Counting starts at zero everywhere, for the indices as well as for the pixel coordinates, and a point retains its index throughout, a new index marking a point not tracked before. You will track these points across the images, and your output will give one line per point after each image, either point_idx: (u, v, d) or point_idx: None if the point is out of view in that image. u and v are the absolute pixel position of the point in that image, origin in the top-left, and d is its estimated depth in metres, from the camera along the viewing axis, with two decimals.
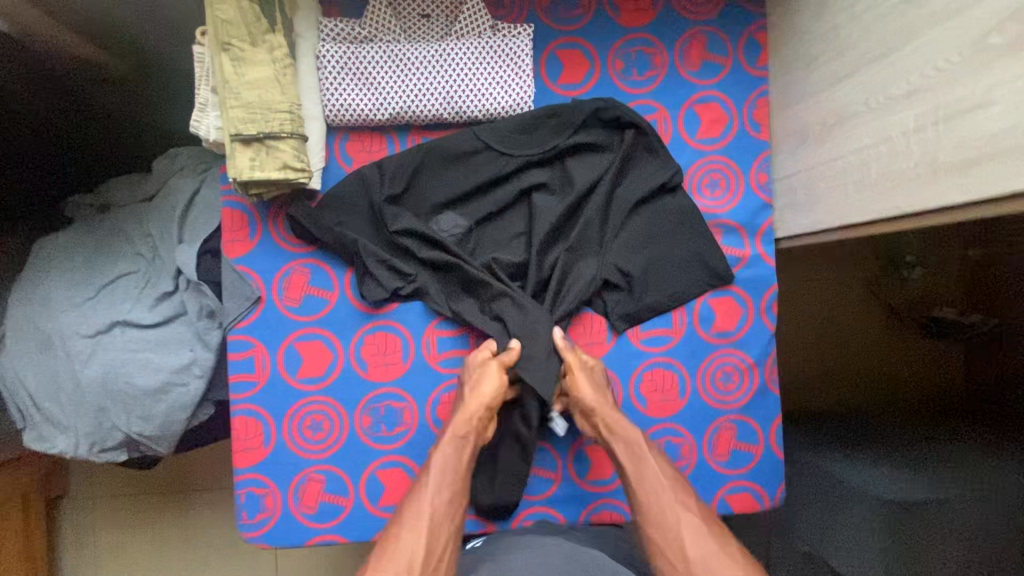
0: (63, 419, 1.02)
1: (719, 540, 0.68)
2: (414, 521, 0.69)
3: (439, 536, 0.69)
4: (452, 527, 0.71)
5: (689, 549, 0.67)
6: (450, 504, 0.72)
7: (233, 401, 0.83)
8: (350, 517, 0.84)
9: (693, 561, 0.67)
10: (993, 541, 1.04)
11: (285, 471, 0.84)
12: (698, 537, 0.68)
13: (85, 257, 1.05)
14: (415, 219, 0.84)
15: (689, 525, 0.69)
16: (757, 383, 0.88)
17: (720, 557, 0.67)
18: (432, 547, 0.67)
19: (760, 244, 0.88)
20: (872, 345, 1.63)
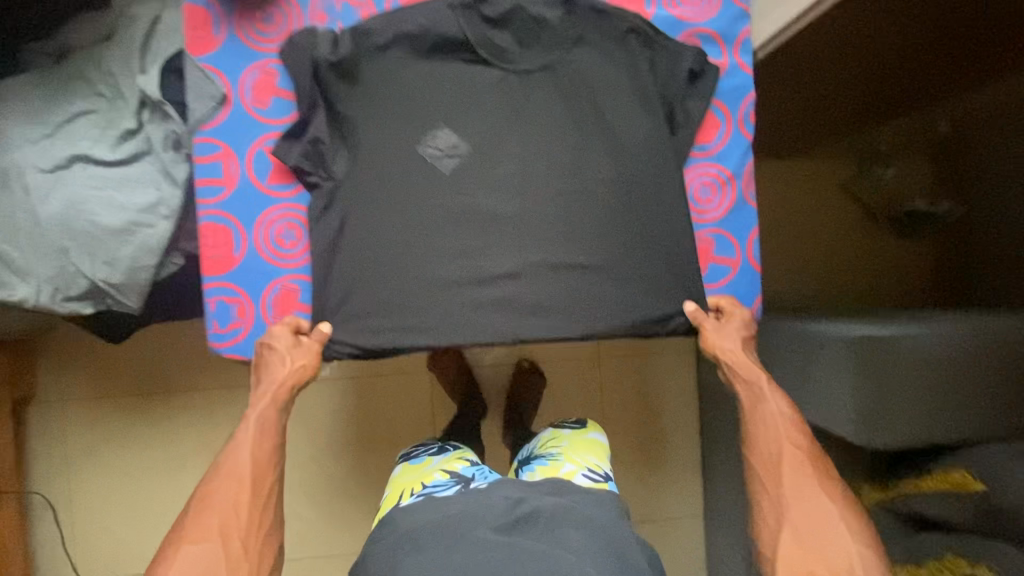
0: (23, 262, 0.98)
1: (809, 481, 0.78)
2: (231, 473, 0.74)
3: (264, 480, 0.75)
4: (275, 477, 0.76)
5: (785, 481, 0.78)
6: (274, 457, 0.77)
7: (200, 206, 0.80)
8: (252, 335, 0.82)
9: (787, 495, 0.77)
10: (969, 372, 1.04)
11: (258, 280, 0.82)
12: (804, 474, 0.78)
13: (43, 97, 1.01)
14: (388, 18, 0.82)
15: (789, 461, 0.79)
16: (734, 195, 0.88)
17: (813, 498, 0.76)
18: (257, 490, 0.74)
19: (738, 54, 0.87)
20: (837, 249, 1.55)
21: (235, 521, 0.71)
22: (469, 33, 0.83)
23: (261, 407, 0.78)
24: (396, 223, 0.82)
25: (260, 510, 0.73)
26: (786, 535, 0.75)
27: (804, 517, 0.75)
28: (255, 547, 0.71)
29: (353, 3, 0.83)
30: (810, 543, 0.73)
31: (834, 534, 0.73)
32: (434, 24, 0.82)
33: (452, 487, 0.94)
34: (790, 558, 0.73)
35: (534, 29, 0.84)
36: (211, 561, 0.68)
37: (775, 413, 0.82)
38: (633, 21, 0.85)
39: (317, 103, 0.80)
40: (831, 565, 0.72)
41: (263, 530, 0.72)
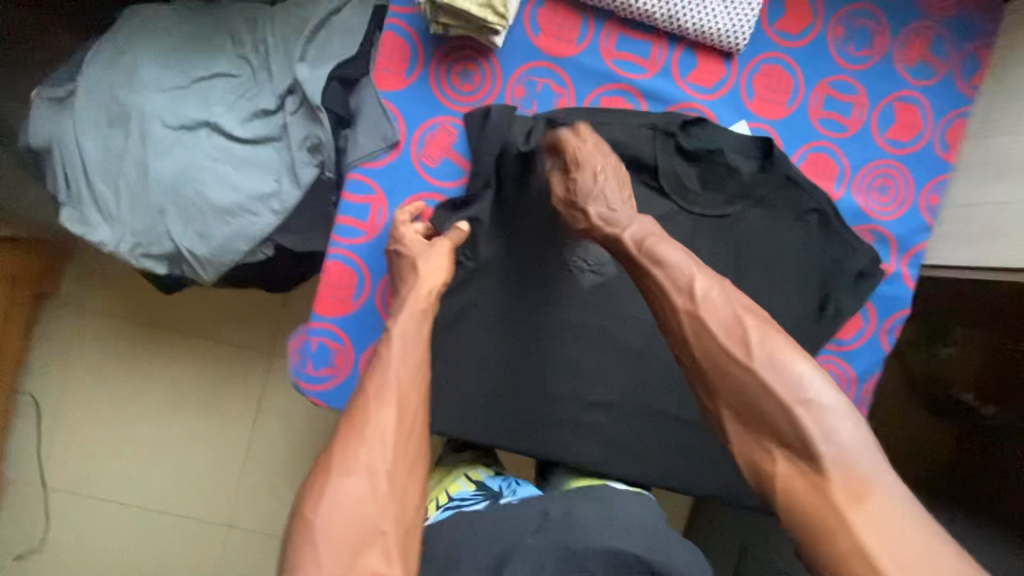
0: (114, 207, 0.92)
1: (720, 330, 0.57)
2: (379, 390, 0.60)
3: (409, 404, 0.61)
4: (421, 397, 0.62)
5: (691, 338, 0.59)
6: (419, 375, 0.63)
7: (333, 241, 0.76)
8: (340, 386, 0.78)
9: (704, 369, 0.57)
10: None
11: (365, 332, 0.78)
12: (755, 353, 0.55)
13: (182, 40, 0.94)
14: (584, 118, 0.76)
15: (692, 331, 0.58)
16: (852, 399, 0.85)
17: (740, 363, 0.55)
18: (404, 419, 0.60)
19: (905, 264, 0.84)
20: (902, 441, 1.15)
21: (384, 448, 0.57)
22: (660, 161, 0.77)
23: (402, 321, 0.67)
24: (518, 322, 0.80)
25: (406, 435, 0.59)
26: (727, 420, 0.56)
27: (734, 389, 0.55)
28: (401, 481, 0.56)
29: (554, 88, 0.77)
30: (754, 422, 0.54)
31: (779, 396, 0.53)
32: (630, 139, 0.76)
33: (480, 501, 0.77)
34: (740, 437, 0.55)
35: (724, 176, 0.79)
36: (362, 500, 0.54)
37: (667, 271, 0.62)
38: (820, 201, 0.81)
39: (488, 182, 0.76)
40: (784, 435, 0.52)
41: (410, 463, 0.57)
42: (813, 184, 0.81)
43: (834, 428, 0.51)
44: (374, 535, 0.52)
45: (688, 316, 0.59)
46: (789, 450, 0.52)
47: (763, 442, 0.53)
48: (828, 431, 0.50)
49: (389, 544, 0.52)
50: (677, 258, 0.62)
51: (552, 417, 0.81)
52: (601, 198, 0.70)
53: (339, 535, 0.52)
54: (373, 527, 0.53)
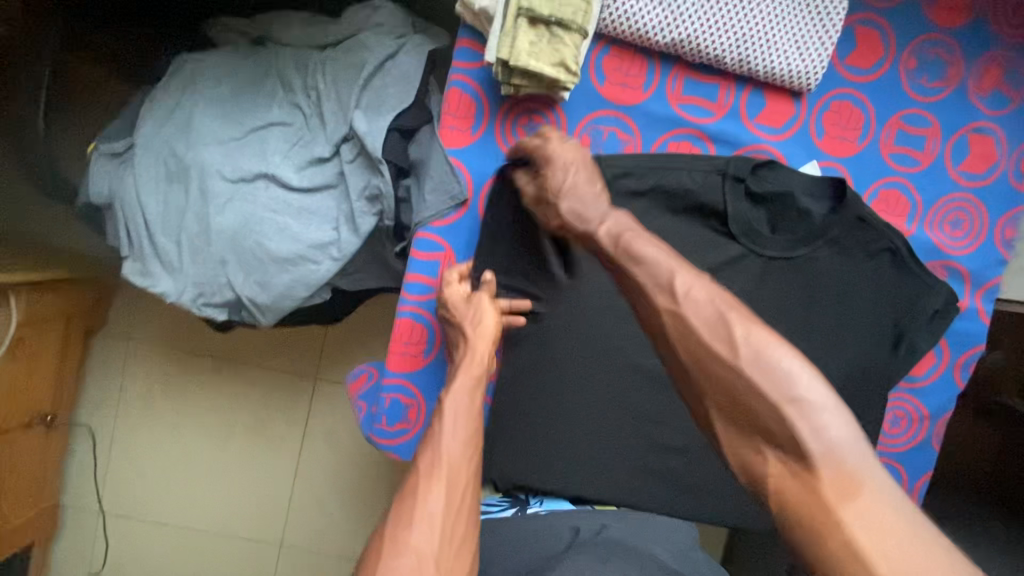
0: (175, 259, 0.93)
1: (703, 328, 0.52)
2: (430, 467, 0.60)
3: (459, 481, 0.60)
4: (472, 476, 0.61)
5: (672, 331, 0.54)
6: (472, 451, 0.63)
7: (403, 299, 0.76)
8: (413, 441, 0.78)
9: (692, 372, 0.52)
10: None
11: (436, 386, 0.78)
12: (745, 356, 0.50)
13: (235, 88, 0.94)
14: (651, 166, 0.75)
15: (673, 327, 0.54)
16: (923, 436, 0.84)
17: (725, 361, 0.51)
18: (452, 498, 0.58)
19: (979, 299, 0.82)
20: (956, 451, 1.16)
21: (433, 527, 0.55)
22: (730, 207, 0.76)
23: (456, 394, 0.67)
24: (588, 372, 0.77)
25: (454, 515, 0.57)
26: (713, 416, 0.51)
27: (720, 388, 0.50)
28: (449, 565, 0.53)
29: (620, 136, 0.76)
30: (744, 424, 0.49)
31: (764, 395, 0.48)
32: (699, 186, 0.75)
33: (508, 508, 0.78)
34: (729, 439, 0.50)
35: (794, 219, 0.78)
36: None
37: (648, 262, 0.58)
38: (893, 240, 0.79)
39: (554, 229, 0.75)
40: (772, 434, 0.48)
41: (458, 545, 0.55)
42: (886, 222, 0.79)
43: (826, 425, 0.47)
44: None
45: (670, 313, 0.54)
46: (778, 448, 0.47)
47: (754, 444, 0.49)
48: (824, 431, 0.46)
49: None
50: (653, 252, 0.58)
51: (626, 469, 0.78)
52: (574, 195, 0.66)
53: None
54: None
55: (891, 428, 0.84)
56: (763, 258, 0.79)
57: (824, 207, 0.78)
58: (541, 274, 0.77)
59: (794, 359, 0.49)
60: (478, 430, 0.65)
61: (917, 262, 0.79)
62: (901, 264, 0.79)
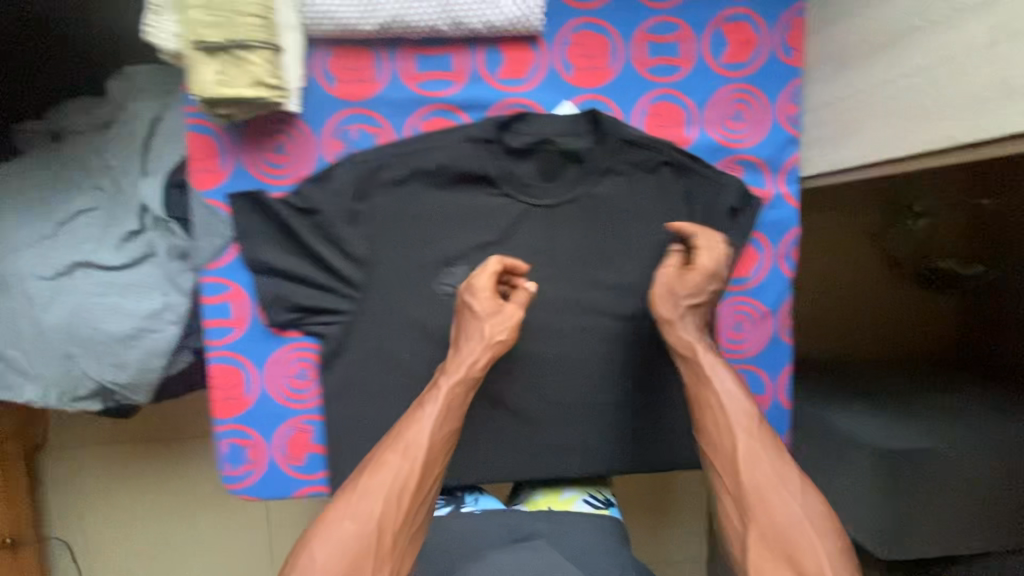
0: (29, 366, 0.95)
1: (772, 464, 0.65)
2: (410, 447, 0.66)
3: (432, 471, 0.66)
4: (439, 466, 0.67)
5: (744, 475, 0.65)
6: (445, 447, 0.68)
7: (209, 348, 0.77)
8: (264, 476, 0.80)
9: (745, 491, 0.64)
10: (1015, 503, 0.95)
11: (271, 422, 0.79)
12: (758, 466, 0.65)
13: (36, 189, 0.95)
14: (403, 153, 0.75)
15: (744, 450, 0.66)
16: (771, 332, 0.83)
17: (776, 489, 0.64)
18: (410, 483, 0.65)
19: (782, 183, 0.81)
20: (883, 309, 1.20)
21: (393, 511, 0.63)
22: (491, 168, 0.77)
23: (449, 383, 0.70)
24: (414, 361, 0.79)
25: (408, 493, 0.64)
26: (753, 540, 0.62)
27: (767, 523, 0.62)
28: (402, 544, 0.63)
29: (371, 130, 0.76)
30: (778, 547, 0.61)
31: (805, 534, 0.61)
32: (453, 159, 0.76)
33: (442, 507, 0.81)
34: (758, 559, 0.61)
35: (561, 161, 0.79)
36: (350, 545, 0.61)
37: (721, 398, 0.69)
38: (666, 153, 0.79)
39: (326, 238, 0.76)
40: (803, 567, 0.60)
41: (415, 531, 0.64)
42: (656, 138, 0.79)
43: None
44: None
45: (732, 452, 0.66)
46: (802, 575, 0.60)
47: (778, 573, 0.60)
48: (840, 574, 0.60)
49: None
50: (721, 381, 0.69)
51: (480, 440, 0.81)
52: (468, 353, 0.72)
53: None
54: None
55: (736, 334, 0.84)
56: (548, 207, 0.80)
57: (586, 142, 0.78)
58: (332, 280, 0.76)
59: (823, 505, 0.63)
60: (456, 426, 0.70)
61: (699, 166, 0.79)
62: (681, 173, 0.79)
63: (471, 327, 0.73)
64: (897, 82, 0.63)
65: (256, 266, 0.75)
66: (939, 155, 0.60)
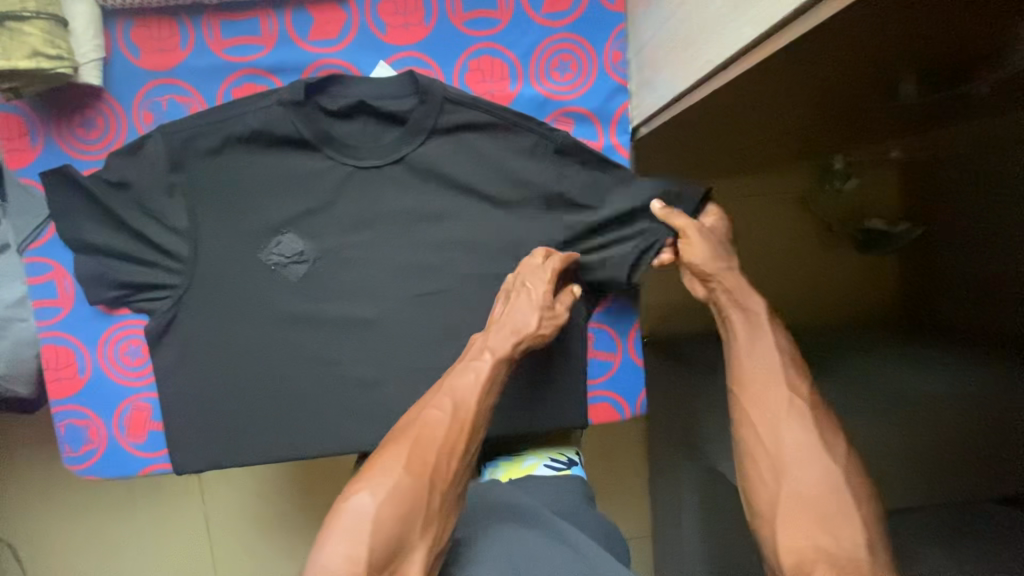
0: None
1: (815, 426, 0.63)
2: (452, 407, 0.67)
3: (475, 432, 0.67)
4: (482, 431, 0.69)
5: (786, 434, 0.63)
6: (486, 413, 0.69)
7: (39, 328, 0.77)
8: (106, 457, 0.79)
9: (786, 453, 0.62)
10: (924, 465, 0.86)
11: (105, 401, 0.78)
12: (796, 428, 0.63)
13: None
14: (214, 122, 0.74)
15: (794, 412, 0.64)
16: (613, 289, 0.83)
17: (820, 452, 0.61)
18: (454, 444, 0.65)
19: (614, 134, 0.79)
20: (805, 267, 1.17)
21: (444, 467, 0.64)
22: (310, 131, 0.75)
23: (500, 352, 0.71)
24: (245, 333, 0.78)
25: (449, 451, 0.65)
26: (785, 498, 0.60)
27: (811, 481, 0.59)
28: (448, 502, 0.64)
29: (181, 100, 0.75)
30: (815, 509, 0.58)
31: (841, 499, 0.58)
32: (266, 124, 0.74)
33: None
34: (789, 513, 0.59)
35: (384, 123, 0.77)
36: (399, 503, 0.60)
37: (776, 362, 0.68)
38: (490, 109, 0.76)
39: (143, 212, 0.74)
40: (836, 532, 0.56)
41: (459, 492, 0.65)
42: (477, 95, 0.77)
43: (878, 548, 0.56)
44: (408, 547, 0.59)
45: (774, 413, 0.64)
46: (836, 540, 0.56)
47: (811, 534, 0.57)
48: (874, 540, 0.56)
49: (419, 554, 0.60)
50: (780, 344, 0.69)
51: (320, 410, 0.79)
52: (510, 320, 0.72)
53: (382, 534, 0.59)
54: (412, 528, 0.60)
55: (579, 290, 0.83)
56: (373, 169, 0.77)
57: (413, 101, 0.76)
58: (151, 254, 0.75)
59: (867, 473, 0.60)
60: (498, 395, 0.71)
61: (526, 119, 0.77)
62: (512, 128, 0.77)
63: (521, 306, 0.73)
64: (678, 13, 0.62)
65: (73, 243, 0.74)
66: (708, 84, 0.60)
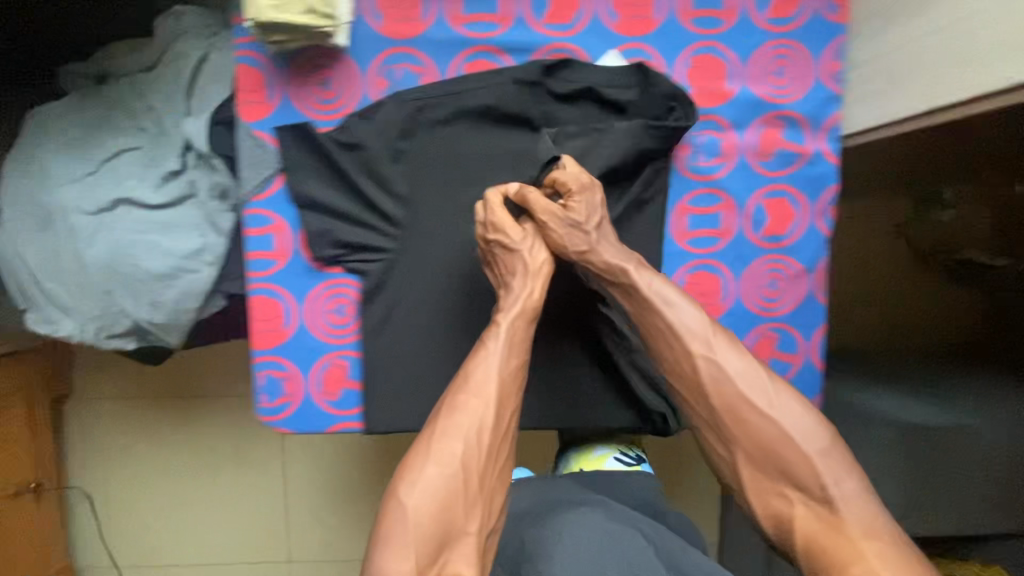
0: (69, 300, 0.97)
1: (739, 378, 0.66)
2: (483, 386, 0.66)
3: (506, 405, 0.67)
4: (515, 395, 0.68)
5: (712, 396, 0.66)
6: (517, 374, 0.69)
7: (251, 279, 0.78)
8: (300, 410, 0.81)
9: (723, 419, 0.66)
10: None
11: (306, 356, 0.80)
12: (742, 390, 0.66)
13: (80, 129, 0.97)
14: (451, 95, 0.76)
15: (708, 378, 0.66)
16: (805, 293, 0.83)
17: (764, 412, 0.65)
18: (497, 418, 0.65)
19: (823, 141, 0.81)
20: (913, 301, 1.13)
21: (478, 442, 0.64)
22: (534, 112, 0.78)
23: (512, 319, 0.70)
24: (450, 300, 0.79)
25: (482, 429, 0.64)
26: (741, 460, 0.65)
27: (754, 436, 0.64)
28: (489, 483, 0.64)
29: (415, 70, 0.76)
30: (770, 466, 0.64)
31: (791, 449, 0.63)
32: (499, 101, 0.76)
33: None
34: (755, 481, 0.65)
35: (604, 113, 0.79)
36: (449, 491, 0.61)
37: (669, 321, 0.69)
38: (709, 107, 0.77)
39: (368, 173, 0.76)
40: (801, 480, 0.62)
41: (501, 464, 0.65)
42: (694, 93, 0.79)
43: (844, 481, 0.61)
44: (458, 533, 0.60)
45: (695, 382, 0.67)
46: (801, 488, 0.62)
47: (778, 486, 0.64)
48: (838, 474, 0.62)
49: (466, 540, 0.60)
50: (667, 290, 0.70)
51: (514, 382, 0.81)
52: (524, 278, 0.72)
53: (425, 528, 0.59)
54: (456, 518, 0.60)
55: (770, 286, 0.83)
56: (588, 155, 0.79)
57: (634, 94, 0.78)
58: (371, 215, 0.77)
59: (805, 408, 0.65)
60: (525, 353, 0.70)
61: None
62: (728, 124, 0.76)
63: (507, 262, 0.73)
64: (949, 28, 0.63)
65: (301, 198, 0.76)
66: (957, 109, 0.63)
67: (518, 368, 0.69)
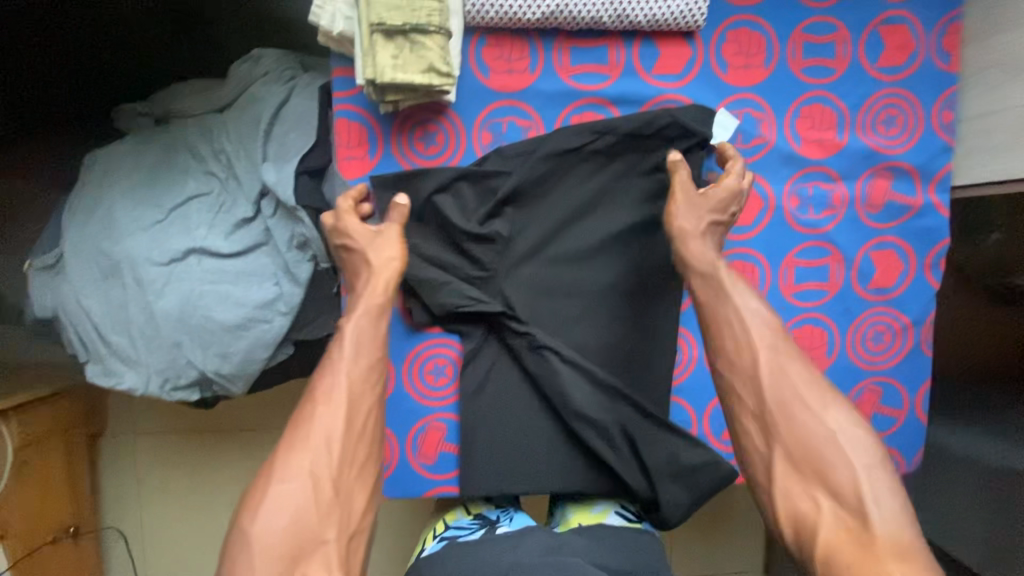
0: (133, 353, 0.90)
1: (801, 379, 0.59)
2: (329, 391, 0.59)
3: (360, 408, 0.60)
4: (375, 397, 0.61)
5: (767, 390, 0.59)
6: (374, 373, 0.62)
7: None
8: (395, 475, 0.77)
9: (772, 414, 0.58)
10: None
11: (404, 418, 0.77)
12: (782, 385, 0.58)
13: (146, 173, 0.93)
14: (558, 149, 0.73)
15: (768, 371, 0.59)
16: (909, 345, 0.81)
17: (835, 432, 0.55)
18: (353, 420, 0.59)
19: (933, 193, 0.79)
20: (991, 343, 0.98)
21: (341, 445, 0.57)
22: (644, 164, 0.75)
23: (357, 318, 0.64)
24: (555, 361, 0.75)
25: (354, 436, 0.58)
26: (776, 458, 0.56)
27: (797, 438, 0.56)
28: (347, 484, 0.56)
29: (521, 123, 0.74)
30: (806, 469, 0.55)
31: (835, 455, 0.54)
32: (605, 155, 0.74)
33: (476, 530, 0.73)
34: (785, 478, 0.56)
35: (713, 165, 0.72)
36: (301, 505, 0.53)
37: (741, 314, 0.63)
38: None
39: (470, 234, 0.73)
40: (836, 487, 0.53)
41: (359, 470, 0.58)
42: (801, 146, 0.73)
43: (884, 497, 0.52)
44: (314, 544, 0.52)
45: (754, 374, 0.60)
46: (836, 498, 0.53)
47: (807, 491, 0.54)
48: (880, 496, 0.52)
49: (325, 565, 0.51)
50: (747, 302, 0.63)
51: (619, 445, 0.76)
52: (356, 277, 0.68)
53: (274, 547, 0.51)
54: (313, 532, 0.52)
55: (874, 338, 0.81)
56: None
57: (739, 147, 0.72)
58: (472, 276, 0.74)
59: (862, 427, 0.56)
60: (381, 354, 0.64)
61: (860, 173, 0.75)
62: None
63: (355, 262, 0.68)
64: None
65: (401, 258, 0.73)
66: None
67: (369, 369, 0.62)
